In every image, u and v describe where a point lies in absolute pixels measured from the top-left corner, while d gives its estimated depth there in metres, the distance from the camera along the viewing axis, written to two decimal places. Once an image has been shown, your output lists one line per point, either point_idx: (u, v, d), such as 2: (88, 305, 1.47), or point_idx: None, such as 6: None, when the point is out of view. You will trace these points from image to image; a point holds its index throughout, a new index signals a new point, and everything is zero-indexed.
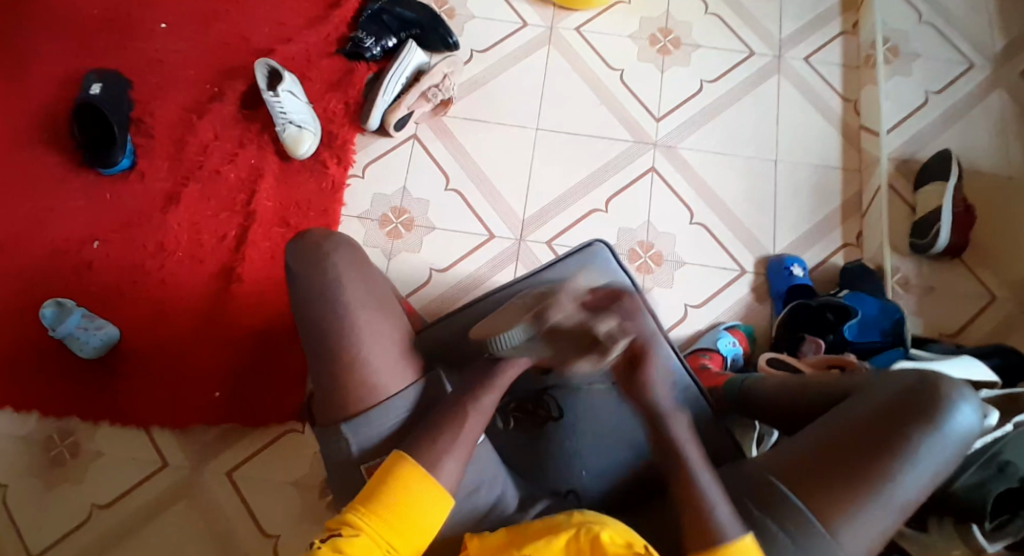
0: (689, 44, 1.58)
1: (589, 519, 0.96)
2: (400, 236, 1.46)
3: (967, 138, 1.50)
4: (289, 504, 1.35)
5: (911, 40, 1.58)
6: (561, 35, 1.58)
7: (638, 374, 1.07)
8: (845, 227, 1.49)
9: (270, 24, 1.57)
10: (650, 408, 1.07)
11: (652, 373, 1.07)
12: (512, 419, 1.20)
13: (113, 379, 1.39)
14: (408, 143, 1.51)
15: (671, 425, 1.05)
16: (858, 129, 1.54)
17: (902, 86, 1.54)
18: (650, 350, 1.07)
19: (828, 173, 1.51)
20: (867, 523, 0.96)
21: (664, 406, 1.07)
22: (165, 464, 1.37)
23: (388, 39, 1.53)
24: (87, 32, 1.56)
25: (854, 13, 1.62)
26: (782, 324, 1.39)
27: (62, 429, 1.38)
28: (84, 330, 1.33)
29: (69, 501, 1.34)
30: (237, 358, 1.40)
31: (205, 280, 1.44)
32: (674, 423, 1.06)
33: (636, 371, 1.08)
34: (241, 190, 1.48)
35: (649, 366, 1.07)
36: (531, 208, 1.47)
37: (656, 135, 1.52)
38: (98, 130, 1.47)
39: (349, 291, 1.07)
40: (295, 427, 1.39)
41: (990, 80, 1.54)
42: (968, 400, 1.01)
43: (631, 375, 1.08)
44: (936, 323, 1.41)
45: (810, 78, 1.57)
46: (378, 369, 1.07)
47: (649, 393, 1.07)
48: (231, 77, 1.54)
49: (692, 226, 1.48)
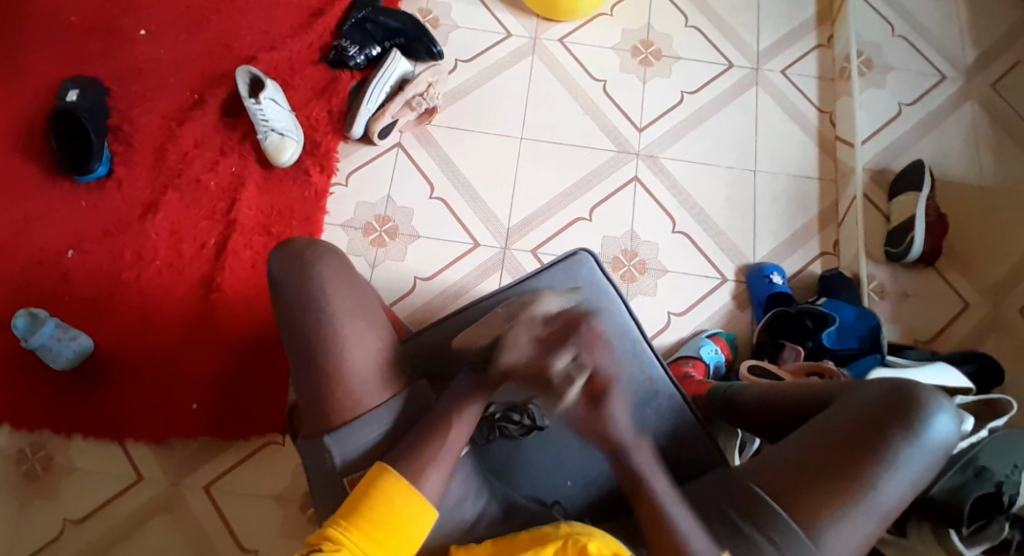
0: (670, 56, 1.61)
1: (575, 530, 0.97)
2: (384, 244, 1.45)
3: (940, 148, 1.54)
4: (269, 519, 1.33)
5: (884, 53, 1.62)
6: (544, 45, 1.59)
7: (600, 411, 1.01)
8: (823, 236, 1.52)
9: (252, 31, 1.56)
10: (611, 441, 1.04)
11: (615, 406, 1.02)
12: (498, 431, 1.16)
13: (88, 390, 1.35)
14: (392, 152, 1.51)
15: (633, 460, 1.03)
16: (834, 140, 1.57)
17: (877, 98, 1.58)
18: (612, 384, 1.01)
19: (806, 183, 1.54)
20: (849, 530, 0.98)
21: (625, 441, 1.03)
22: (141, 478, 1.34)
23: (372, 48, 1.53)
24: (65, 37, 1.54)
25: (829, 27, 1.66)
26: (762, 332, 1.42)
27: (35, 442, 1.34)
28: (57, 342, 1.30)
29: (41, 517, 1.31)
30: (216, 369, 1.37)
31: (183, 289, 1.41)
32: (637, 453, 1.04)
33: (598, 409, 1.02)
34: (222, 198, 1.46)
35: (610, 404, 1.01)
36: (517, 216, 1.47)
37: (639, 144, 1.54)
38: (75, 138, 1.45)
39: (334, 301, 1.07)
40: (276, 439, 1.36)
41: (960, 92, 1.59)
42: (945, 409, 1.02)
43: (593, 412, 1.02)
44: (911, 330, 1.44)
45: (787, 91, 1.60)
46: (363, 380, 1.07)
47: (610, 427, 1.02)
48: (212, 84, 1.53)
49: (674, 234, 1.49)
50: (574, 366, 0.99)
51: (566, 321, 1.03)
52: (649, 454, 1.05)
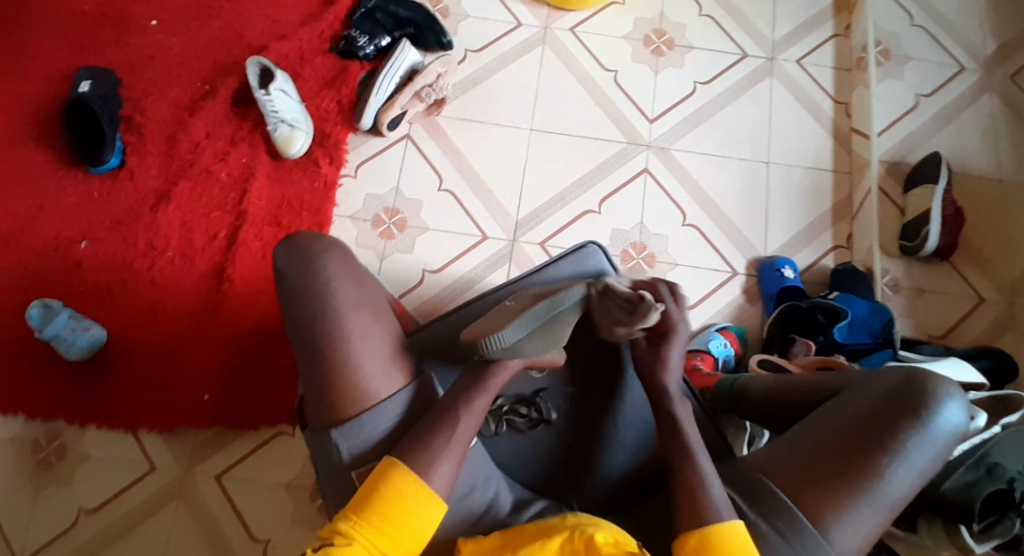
0: (683, 46, 1.59)
1: (582, 521, 0.98)
2: (393, 237, 1.45)
3: (958, 141, 1.51)
4: (279, 508, 1.35)
5: (902, 43, 1.58)
6: (555, 35, 1.58)
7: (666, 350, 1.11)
8: (836, 228, 1.50)
9: (262, 21, 1.56)
10: (660, 385, 1.11)
11: (671, 353, 1.11)
12: (504, 423, 1.18)
13: (102, 380, 1.37)
14: (402, 143, 1.50)
15: (673, 407, 1.08)
16: (849, 132, 1.55)
17: (894, 88, 1.55)
18: (676, 327, 1.11)
19: (820, 175, 1.52)
20: (857, 521, 0.97)
21: (673, 385, 1.10)
22: (153, 468, 1.36)
23: (382, 38, 1.52)
24: (76, 27, 1.54)
25: (847, 16, 1.63)
26: (773, 324, 1.40)
27: (50, 431, 1.37)
28: (71, 331, 1.31)
29: (56, 505, 1.33)
30: (226, 359, 1.39)
31: (194, 280, 1.42)
32: (678, 404, 1.09)
33: (659, 350, 1.12)
34: (233, 189, 1.46)
35: (673, 345, 1.11)
36: (526, 209, 1.47)
37: (650, 136, 1.53)
38: (88, 128, 1.45)
39: (340, 295, 1.07)
40: (286, 431, 1.38)
41: (980, 83, 1.56)
42: (955, 398, 1.02)
43: (654, 352, 1.12)
44: (925, 325, 1.43)
45: (802, 80, 1.58)
46: (369, 374, 1.07)
47: (665, 372, 1.10)
48: (222, 75, 1.53)
49: (684, 227, 1.48)
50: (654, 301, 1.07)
51: (647, 281, 1.14)
52: (688, 404, 1.10)
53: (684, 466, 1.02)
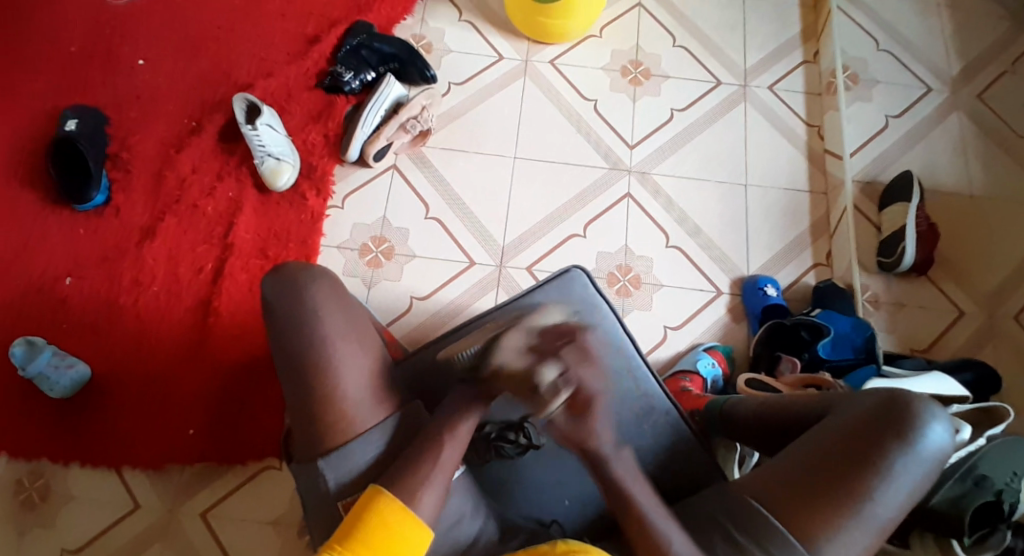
0: (659, 75, 1.64)
1: (574, 548, 0.96)
2: (381, 265, 1.46)
3: (928, 159, 1.57)
4: (267, 544, 1.32)
5: (869, 68, 1.65)
6: (536, 67, 1.62)
7: (584, 425, 1.06)
8: (815, 247, 1.53)
9: (249, 59, 1.59)
10: (593, 451, 1.06)
11: (597, 421, 1.07)
12: (495, 450, 1.16)
13: (84, 419, 1.36)
14: (388, 173, 1.53)
15: (613, 470, 1.05)
16: (823, 154, 1.59)
17: (864, 110, 1.61)
18: (595, 397, 1.06)
19: (797, 196, 1.56)
20: (847, 541, 0.98)
21: (606, 448, 1.06)
22: (138, 506, 1.33)
23: (367, 73, 1.56)
24: (63, 68, 1.56)
25: (815, 43, 1.69)
26: (759, 342, 1.42)
27: (33, 471, 1.34)
28: (54, 369, 1.31)
29: (39, 547, 1.30)
30: (212, 396, 1.38)
31: (180, 314, 1.42)
32: (615, 464, 1.06)
33: (582, 422, 1.06)
34: (219, 223, 1.47)
35: (595, 417, 1.06)
36: (511, 235, 1.49)
37: (631, 161, 1.56)
38: (74, 167, 1.46)
39: (327, 323, 1.08)
40: (274, 464, 1.36)
41: (947, 104, 1.62)
42: (939, 419, 1.02)
43: (577, 426, 1.06)
44: (906, 340, 1.45)
45: (775, 106, 1.63)
46: (356, 404, 1.07)
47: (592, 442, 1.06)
48: (209, 111, 1.55)
49: (668, 249, 1.51)
50: (560, 378, 1.05)
51: (565, 331, 1.11)
52: (628, 463, 1.07)
53: None
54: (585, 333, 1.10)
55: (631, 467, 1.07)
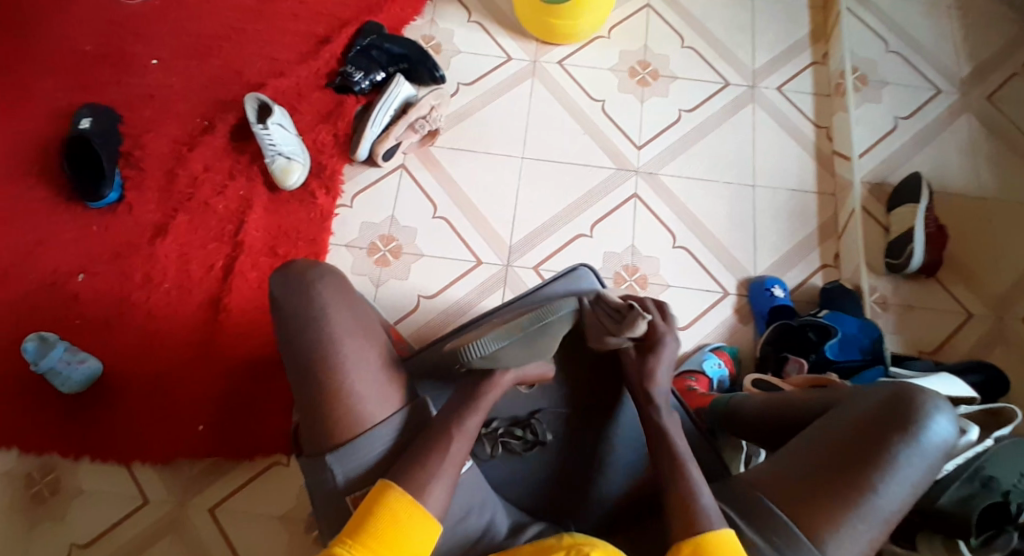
0: (667, 76, 1.64)
1: (579, 541, 0.97)
2: (388, 264, 1.47)
3: (938, 161, 1.56)
4: (275, 539, 1.33)
5: (879, 69, 1.64)
6: (544, 68, 1.63)
7: (654, 360, 1.15)
8: (823, 248, 1.53)
9: (260, 59, 1.60)
10: (646, 394, 1.14)
11: (659, 366, 1.15)
12: (501, 446, 1.19)
13: (96, 413, 1.37)
14: (396, 173, 1.54)
15: (657, 414, 1.11)
16: (831, 155, 1.59)
17: (872, 112, 1.60)
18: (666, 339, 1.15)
19: (805, 197, 1.56)
20: (852, 535, 0.97)
21: (663, 390, 1.14)
22: (147, 500, 1.35)
23: (377, 74, 1.57)
24: (78, 68, 1.58)
25: (824, 44, 1.69)
26: (766, 343, 1.42)
27: (43, 465, 1.36)
28: (67, 364, 1.33)
29: (49, 540, 1.32)
30: (222, 392, 1.39)
31: (191, 310, 1.44)
32: (665, 413, 1.11)
33: (647, 361, 1.15)
34: (230, 221, 1.49)
35: (660, 358, 1.14)
36: (519, 234, 1.50)
37: (638, 162, 1.56)
38: (88, 165, 1.48)
39: (335, 319, 1.10)
40: (282, 459, 1.38)
41: (958, 105, 1.61)
42: (943, 412, 1.03)
43: (642, 362, 1.15)
44: (914, 342, 1.45)
45: (783, 107, 1.63)
46: (365, 398, 1.08)
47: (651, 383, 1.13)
48: (221, 110, 1.57)
49: (675, 249, 1.51)
50: (643, 314, 1.12)
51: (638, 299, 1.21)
52: (678, 418, 1.12)
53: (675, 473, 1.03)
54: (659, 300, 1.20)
55: (678, 420, 1.12)
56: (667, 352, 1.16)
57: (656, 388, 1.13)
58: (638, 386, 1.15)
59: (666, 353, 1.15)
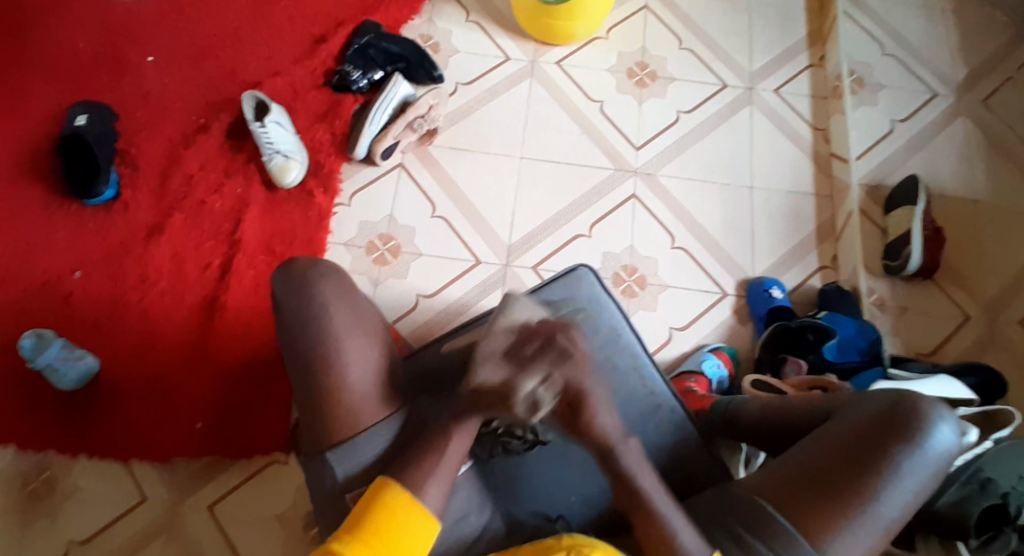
0: (665, 77, 1.64)
1: (579, 541, 0.96)
2: (386, 263, 1.47)
3: (934, 164, 1.57)
4: (272, 539, 1.32)
5: (875, 72, 1.65)
6: (543, 68, 1.63)
7: (582, 418, 1.03)
8: (821, 250, 1.53)
9: (258, 58, 1.60)
10: (598, 442, 1.04)
11: (598, 411, 1.04)
12: (500, 446, 1.16)
13: (88, 412, 1.36)
14: (395, 172, 1.53)
15: (621, 458, 1.03)
16: (829, 157, 1.60)
17: (869, 115, 1.61)
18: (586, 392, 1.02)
19: (801, 199, 1.56)
20: (853, 542, 0.98)
21: (611, 439, 1.03)
22: (144, 499, 1.33)
23: (375, 72, 1.56)
24: (74, 65, 1.57)
25: (820, 47, 1.70)
26: (764, 345, 1.42)
27: (38, 463, 1.34)
28: (63, 362, 1.31)
29: (43, 539, 1.30)
30: (217, 391, 1.38)
31: (187, 310, 1.42)
32: (624, 453, 1.03)
33: (579, 416, 1.03)
34: (227, 220, 1.48)
35: (589, 410, 1.03)
36: (517, 234, 1.49)
37: (636, 163, 1.57)
38: (83, 163, 1.47)
39: (336, 319, 1.08)
40: (280, 458, 1.36)
41: (953, 109, 1.62)
42: (946, 420, 1.02)
43: (574, 418, 1.04)
44: (911, 343, 1.45)
45: (780, 109, 1.63)
46: (364, 397, 1.08)
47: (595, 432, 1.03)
48: (218, 109, 1.56)
49: (673, 250, 1.51)
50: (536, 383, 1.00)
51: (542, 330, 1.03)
52: (636, 452, 1.05)
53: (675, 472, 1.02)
54: (566, 331, 1.03)
55: (639, 454, 1.04)
56: (598, 404, 1.03)
57: (602, 435, 1.03)
58: (579, 431, 1.05)
59: (593, 411, 1.02)
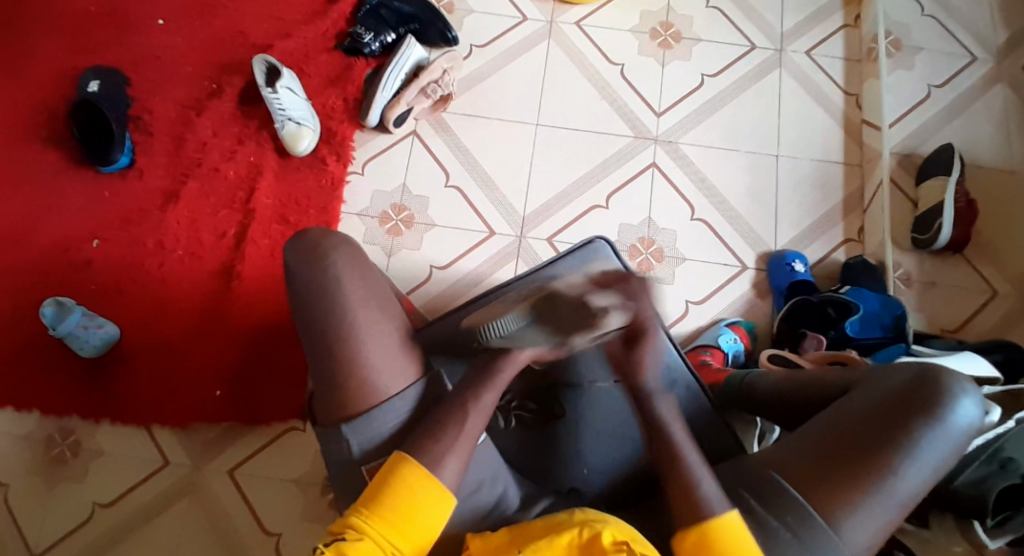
0: (689, 38, 1.57)
1: (590, 517, 0.96)
2: (400, 233, 1.45)
3: (969, 132, 1.49)
4: (290, 503, 1.35)
5: (912, 33, 1.56)
6: (560, 29, 1.57)
7: (637, 351, 1.08)
8: (847, 222, 1.48)
9: (269, 20, 1.56)
10: (639, 386, 1.07)
11: (649, 353, 1.09)
12: (513, 417, 1.21)
13: (109, 379, 1.38)
14: (408, 140, 1.50)
15: (657, 411, 1.05)
16: (860, 124, 1.53)
17: (904, 79, 1.53)
18: (650, 328, 1.08)
19: (830, 168, 1.51)
20: (869, 517, 0.96)
21: (651, 386, 1.07)
22: (166, 463, 1.37)
23: (387, 35, 1.52)
24: (84, 29, 1.55)
25: (857, 5, 1.60)
26: (783, 319, 1.39)
27: (64, 428, 1.38)
28: (85, 329, 1.33)
29: (70, 500, 1.35)
30: (238, 355, 1.40)
31: (205, 277, 1.43)
32: (660, 403, 1.06)
33: (634, 351, 1.09)
34: (241, 187, 1.47)
35: (645, 346, 1.08)
36: (532, 205, 1.46)
37: (657, 130, 1.51)
38: (97, 129, 1.46)
39: (347, 292, 1.07)
40: (298, 425, 1.38)
41: (992, 73, 1.53)
42: (969, 394, 1.00)
43: (629, 353, 1.09)
44: (936, 319, 1.40)
45: (811, 72, 1.56)
46: (378, 369, 1.07)
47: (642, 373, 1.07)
48: (230, 73, 1.53)
49: (692, 221, 1.47)
50: (611, 304, 1.08)
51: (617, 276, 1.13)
52: (670, 402, 1.07)
53: (683, 450, 1.01)
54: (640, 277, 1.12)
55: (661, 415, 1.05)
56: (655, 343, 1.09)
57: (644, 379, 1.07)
58: (626, 373, 1.09)
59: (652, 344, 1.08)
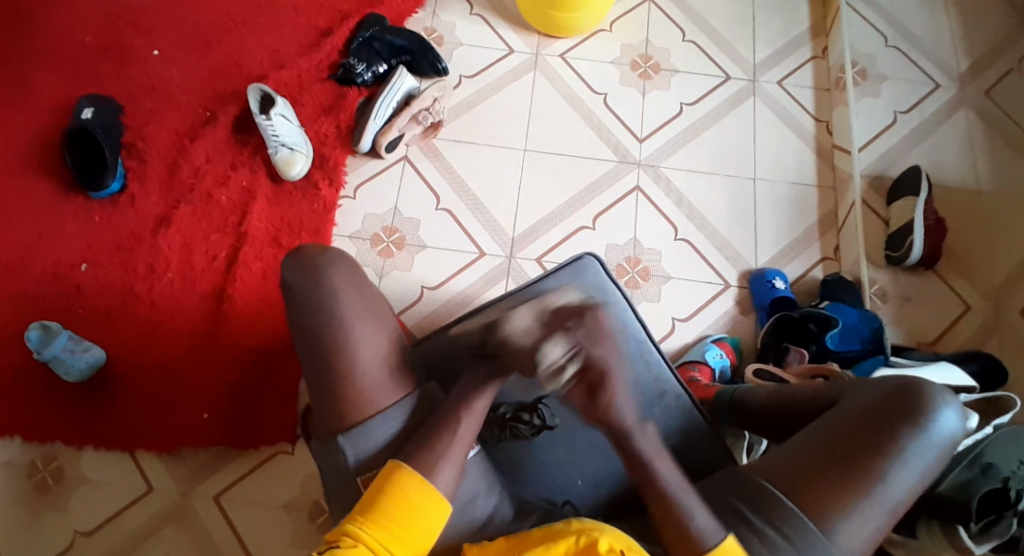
0: (668, 69, 1.65)
1: (587, 525, 0.96)
2: (392, 255, 1.48)
3: (935, 155, 1.57)
4: (278, 528, 1.33)
5: (877, 63, 1.66)
6: (546, 61, 1.64)
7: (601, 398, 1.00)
8: (823, 241, 1.54)
9: (263, 52, 1.61)
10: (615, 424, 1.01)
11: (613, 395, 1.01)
12: (509, 430, 1.17)
13: (97, 401, 1.37)
14: (399, 165, 1.54)
15: (638, 439, 1.01)
16: (831, 148, 1.61)
17: (872, 106, 1.62)
18: (609, 372, 1.00)
19: (805, 190, 1.57)
20: (860, 522, 0.96)
21: (630, 425, 1.01)
22: (151, 488, 1.34)
23: (379, 65, 1.57)
24: (79, 59, 1.58)
25: (824, 38, 1.70)
26: (767, 334, 1.41)
27: (46, 454, 1.35)
28: (70, 353, 1.31)
29: (54, 528, 1.31)
30: (228, 379, 1.39)
31: (197, 300, 1.44)
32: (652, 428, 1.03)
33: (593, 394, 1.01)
34: (233, 212, 1.49)
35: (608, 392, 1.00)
36: (521, 227, 1.50)
37: (640, 155, 1.57)
38: (90, 155, 1.48)
39: (344, 301, 1.08)
40: (287, 447, 1.38)
41: (955, 100, 1.62)
42: (950, 403, 1.01)
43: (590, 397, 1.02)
44: (913, 332, 1.45)
45: (784, 101, 1.64)
46: (376, 380, 1.07)
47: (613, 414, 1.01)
48: (224, 102, 1.57)
49: (676, 241, 1.52)
50: (565, 358, 1.00)
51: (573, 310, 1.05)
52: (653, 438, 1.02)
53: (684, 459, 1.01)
54: (593, 312, 1.03)
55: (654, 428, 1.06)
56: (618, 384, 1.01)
57: (619, 415, 1.01)
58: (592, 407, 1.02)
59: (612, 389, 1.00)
